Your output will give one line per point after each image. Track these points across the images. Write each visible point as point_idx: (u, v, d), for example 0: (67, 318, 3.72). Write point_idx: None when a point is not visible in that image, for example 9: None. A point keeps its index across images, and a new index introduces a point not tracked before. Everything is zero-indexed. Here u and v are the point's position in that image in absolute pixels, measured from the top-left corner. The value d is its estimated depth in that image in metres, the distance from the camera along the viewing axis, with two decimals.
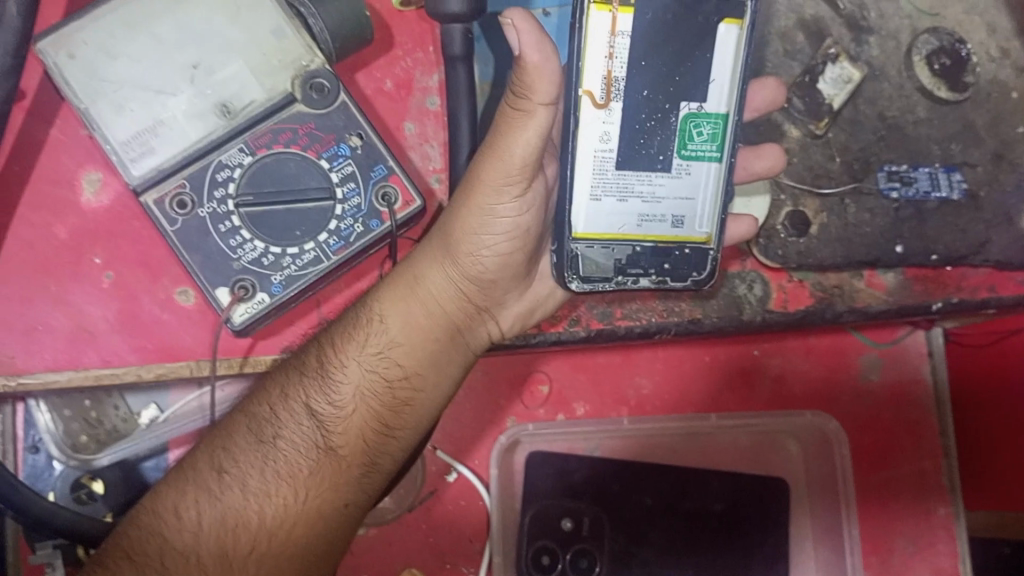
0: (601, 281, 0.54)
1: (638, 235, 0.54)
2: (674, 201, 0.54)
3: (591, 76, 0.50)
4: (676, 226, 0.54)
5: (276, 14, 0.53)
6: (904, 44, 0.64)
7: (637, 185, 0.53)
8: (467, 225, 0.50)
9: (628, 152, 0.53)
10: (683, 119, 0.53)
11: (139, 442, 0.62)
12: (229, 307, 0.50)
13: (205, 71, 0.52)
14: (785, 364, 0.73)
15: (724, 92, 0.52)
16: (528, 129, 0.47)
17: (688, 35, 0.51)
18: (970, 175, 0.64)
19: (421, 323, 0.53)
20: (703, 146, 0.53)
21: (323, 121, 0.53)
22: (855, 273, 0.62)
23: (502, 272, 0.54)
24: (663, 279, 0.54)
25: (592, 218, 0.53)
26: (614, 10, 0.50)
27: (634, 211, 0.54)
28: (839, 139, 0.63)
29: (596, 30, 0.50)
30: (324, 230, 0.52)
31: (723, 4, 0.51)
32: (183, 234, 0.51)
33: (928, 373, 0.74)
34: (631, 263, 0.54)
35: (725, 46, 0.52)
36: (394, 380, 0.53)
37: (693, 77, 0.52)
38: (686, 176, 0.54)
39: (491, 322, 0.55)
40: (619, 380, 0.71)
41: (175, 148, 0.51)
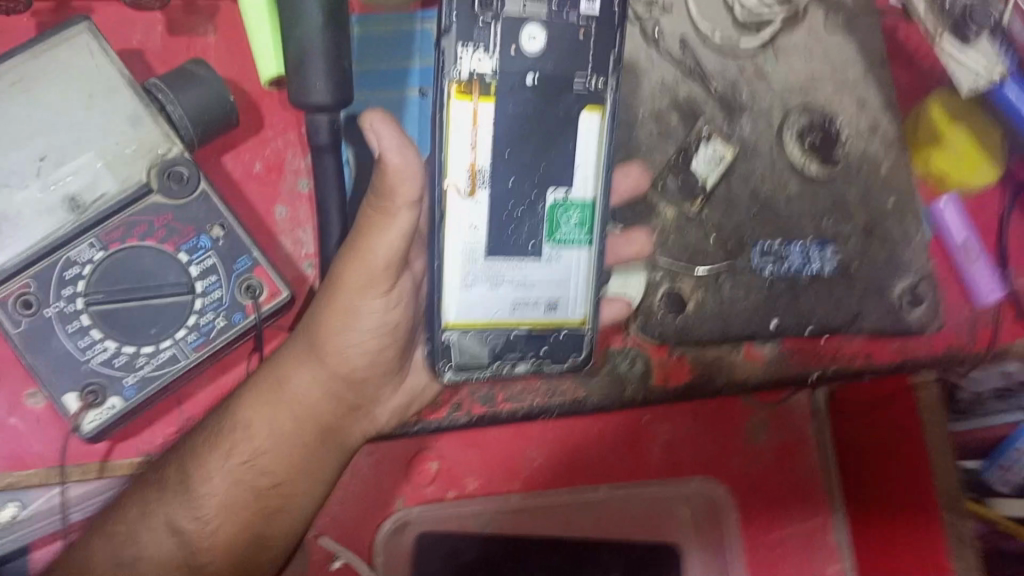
0: (476, 369, 0.53)
1: (512, 322, 0.53)
2: (547, 286, 0.54)
3: (455, 169, 0.50)
4: (550, 310, 0.54)
5: (136, 101, 0.50)
6: (776, 122, 0.66)
7: (509, 272, 0.53)
8: (330, 328, 0.50)
9: (497, 240, 0.52)
10: (551, 207, 0.53)
11: (20, 535, 0.56)
12: (77, 413, 0.48)
13: (55, 163, 0.49)
14: (671, 431, 0.72)
15: (590, 179, 0.53)
16: (391, 231, 0.47)
17: (549, 125, 0.52)
18: (841, 249, 0.66)
19: (289, 427, 0.53)
20: (573, 232, 0.54)
21: (182, 212, 0.51)
22: (733, 347, 0.64)
23: (369, 367, 0.54)
24: (541, 364, 0.54)
25: (465, 307, 0.52)
26: (475, 101, 0.50)
27: (507, 297, 0.53)
28: (713, 219, 0.63)
29: (458, 120, 0.50)
30: (181, 326, 0.50)
31: (584, 95, 0.52)
32: (28, 336, 0.48)
33: (814, 434, 0.75)
34: (507, 350, 0.53)
35: (588, 132, 0.52)
36: (261, 488, 0.53)
37: (560, 163, 0.52)
38: (556, 262, 0.54)
39: (365, 418, 0.56)
40: (509, 454, 0.69)
41: (23, 245, 0.48)
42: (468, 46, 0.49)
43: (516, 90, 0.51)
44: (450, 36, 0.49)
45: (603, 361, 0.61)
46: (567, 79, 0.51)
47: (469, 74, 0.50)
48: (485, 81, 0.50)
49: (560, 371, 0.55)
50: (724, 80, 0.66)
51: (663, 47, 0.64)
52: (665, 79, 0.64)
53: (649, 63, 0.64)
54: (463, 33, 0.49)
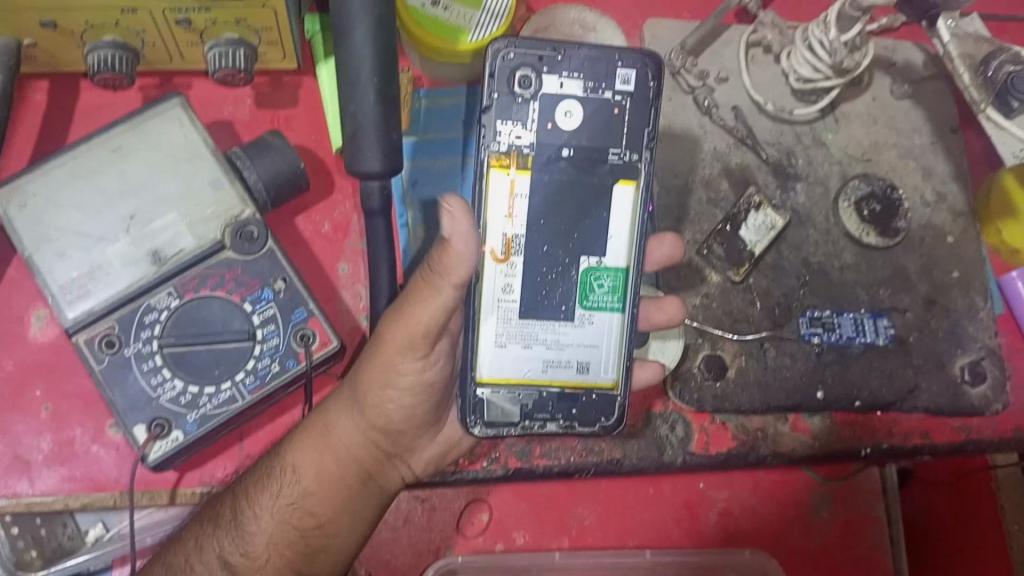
0: (506, 426, 0.55)
1: (544, 381, 0.56)
2: (578, 348, 0.56)
3: (491, 234, 0.54)
4: (582, 371, 0.56)
5: (215, 167, 0.57)
6: (832, 190, 0.67)
7: (541, 333, 0.55)
8: (372, 382, 0.53)
9: (530, 302, 0.55)
10: (583, 273, 0.55)
11: (96, 555, 0.63)
12: (144, 443, 0.54)
13: (141, 221, 0.55)
14: (731, 497, 0.71)
15: (623, 247, 0.55)
16: (436, 306, 0.50)
17: (582, 197, 0.54)
18: (898, 320, 0.65)
19: (333, 471, 0.56)
20: (604, 297, 0.56)
21: (249, 266, 0.57)
22: (778, 417, 0.64)
23: (406, 421, 0.56)
24: (571, 424, 0.56)
25: (497, 364, 0.55)
26: (512, 173, 0.53)
27: (539, 357, 0.55)
28: (760, 284, 0.64)
29: (497, 190, 0.53)
30: (240, 369, 0.55)
31: (618, 166, 0.54)
32: (108, 371, 0.54)
33: (881, 511, 0.72)
34: (537, 409, 0.55)
35: (621, 205, 0.55)
36: (306, 528, 0.55)
37: (591, 234, 0.55)
38: (588, 325, 0.56)
39: (402, 466, 0.59)
40: (560, 512, 0.69)
41: (110, 292, 0.55)
42: (505, 121, 0.53)
43: (551, 163, 0.54)
44: (490, 112, 0.53)
45: (643, 422, 0.63)
46: (602, 153, 0.54)
47: (505, 146, 0.53)
48: (523, 154, 0.53)
49: (590, 433, 0.57)
50: (779, 148, 0.67)
51: (716, 117, 0.66)
52: (717, 148, 0.66)
53: (701, 131, 0.66)
54: (503, 109, 0.53)
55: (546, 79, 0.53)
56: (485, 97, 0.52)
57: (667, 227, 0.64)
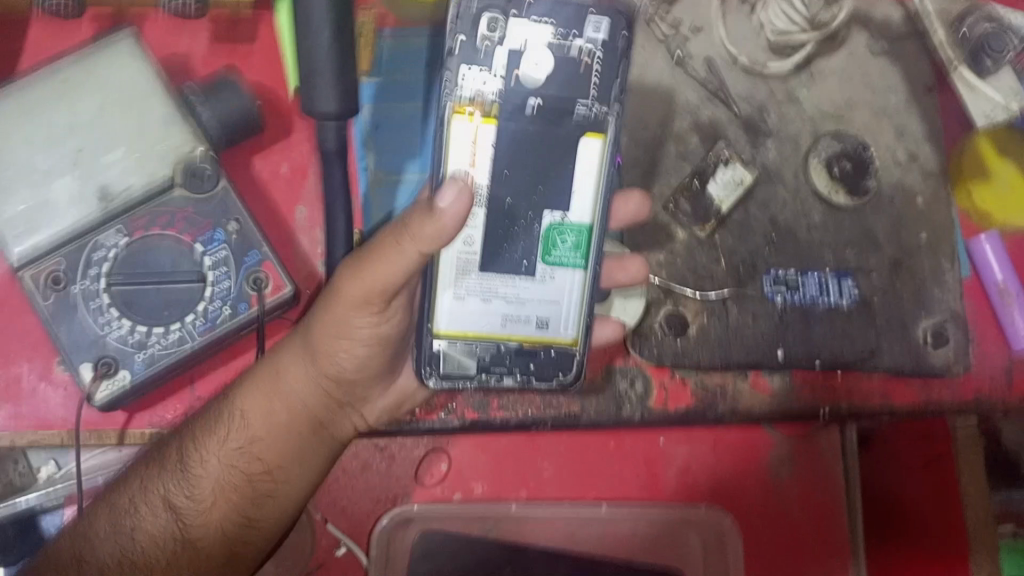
0: (461, 378, 0.55)
1: (502, 335, 0.55)
2: (538, 304, 0.55)
3: None
4: (541, 328, 0.55)
5: (166, 102, 0.55)
6: (803, 147, 0.66)
7: (501, 287, 0.54)
8: (324, 332, 0.52)
9: (491, 255, 0.54)
10: (546, 228, 0.54)
11: (45, 493, 0.61)
12: (91, 383, 0.53)
13: (90, 155, 0.54)
14: (691, 454, 0.69)
15: (588, 204, 0.54)
16: (401, 267, 0.47)
17: (548, 150, 0.53)
18: (863, 281, 0.65)
19: (283, 420, 0.55)
20: (567, 253, 0.55)
21: (202, 206, 0.56)
22: (739, 375, 0.64)
23: (359, 372, 0.55)
24: (528, 379, 0.55)
25: (455, 317, 0.54)
26: (477, 121, 0.52)
27: (498, 311, 0.54)
28: (726, 242, 0.63)
29: (459, 137, 0.52)
30: (191, 311, 0.54)
31: (586, 119, 0.53)
32: (54, 308, 0.53)
33: (842, 475, 0.70)
34: (494, 363, 0.55)
35: (588, 159, 0.53)
36: (254, 473, 0.55)
37: (556, 189, 0.54)
38: (549, 281, 0.55)
39: (355, 415, 0.58)
40: (519, 464, 0.67)
41: (57, 228, 0.53)
42: (470, 66, 0.51)
43: (516, 112, 0.52)
44: (455, 56, 0.51)
45: (603, 377, 0.62)
46: (570, 104, 0.52)
47: (469, 91, 0.51)
48: (488, 102, 0.51)
49: (547, 388, 0.56)
50: (751, 103, 0.66)
51: (688, 68, 0.65)
52: (688, 101, 0.65)
53: (673, 83, 0.64)
54: (468, 54, 0.51)
55: (514, 24, 0.51)
56: (450, 39, 0.50)
57: (634, 180, 0.63)
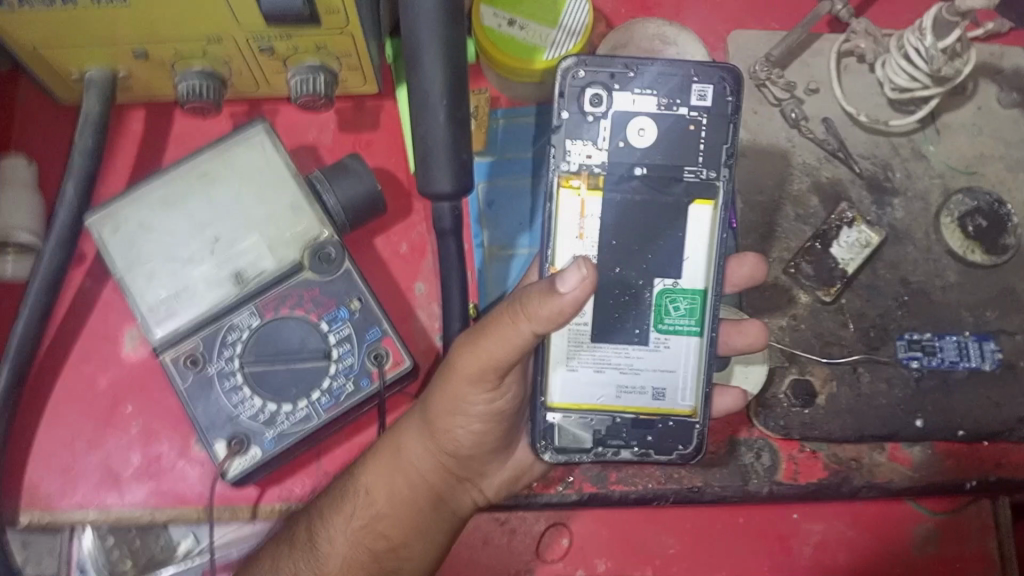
0: (578, 452, 0.54)
1: (618, 407, 0.54)
2: (653, 373, 0.54)
3: (560, 255, 0.52)
4: (657, 398, 0.54)
5: (295, 190, 0.58)
6: (933, 205, 0.63)
7: (614, 357, 0.53)
8: (442, 408, 0.52)
9: (604, 326, 0.53)
10: (658, 295, 0.53)
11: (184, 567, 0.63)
12: (225, 460, 0.55)
13: (225, 243, 0.57)
14: (827, 530, 0.64)
15: (699, 270, 0.53)
16: (513, 342, 0.47)
17: (656, 215, 0.52)
18: (1006, 343, 0.61)
19: (406, 495, 0.55)
20: (681, 320, 0.53)
21: (328, 287, 0.58)
22: (874, 446, 0.60)
23: (477, 446, 0.56)
24: (646, 452, 0.54)
25: (569, 389, 0.53)
26: (585, 194, 0.52)
27: (611, 382, 0.54)
28: (853, 305, 0.61)
29: (567, 210, 0.52)
30: (316, 388, 0.56)
31: (694, 185, 0.52)
32: (192, 389, 0.56)
33: (996, 548, 0.65)
34: (610, 435, 0.54)
35: (697, 225, 0.53)
36: (379, 550, 0.55)
37: (666, 255, 0.53)
38: (664, 349, 0.54)
39: (473, 490, 0.58)
40: (642, 538, 0.64)
41: (195, 313, 0.56)
42: (574, 140, 0.52)
43: (623, 183, 0.52)
44: (560, 133, 0.52)
45: (727, 450, 0.60)
46: (678, 171, 0.52)
47: (575, 166, 0.52)
48: (594, 174, 0.52)
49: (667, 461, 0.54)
50: (873, 162, 0.63)
51: (805, 130, 0.63)
52: (807, 162, 0.63)
53: (789, 145, 0.63)
54: (573, 129, 0.52)
55: (617, 97, 0.51)
56: (555, 116, 0.52)
57: (752, 244, 0.62)
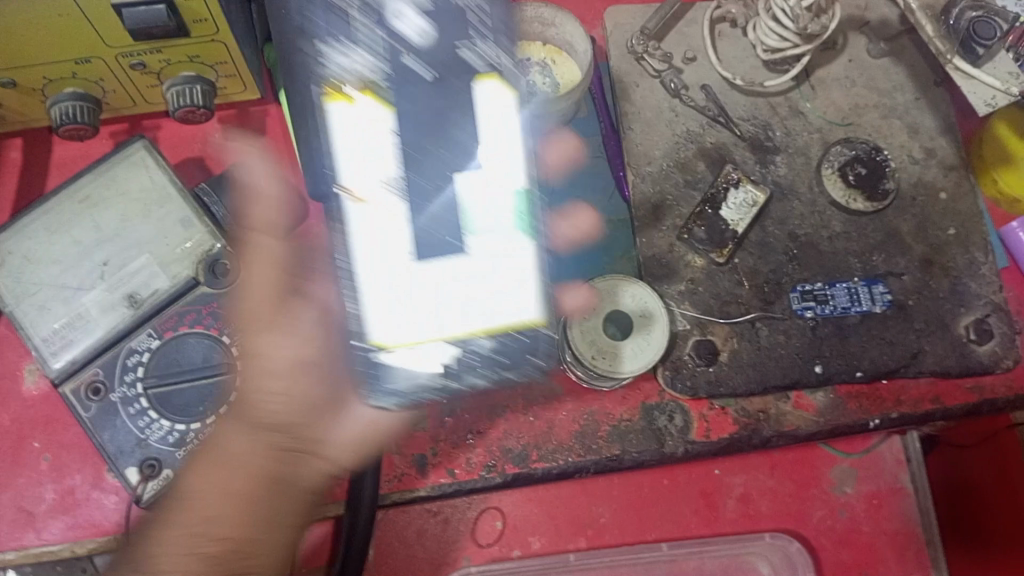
0: (425, 390, 0.47)
1: (456, 334, 0.44)
2: (483, 288, 0.44)
3: (351, 177, 0.42)
4: (494, 314, 0.44)
5: (185, 206, 0.57)
6: (814, 159, 0.65)
7: (432, 275, 0.43)
8: (246, 374, 0.49)
9: (413, 232, 0.43)
10: (463, 194, 0.43)
11: None
12: (137, 485, 0.54)
13: (116, 266, 0.56)
14: (749, 482, 0.66)
15: (510, 164, 0.44)
16: (264, 253, 0.50)
17: (438, 106, 0.43)
18: (895, 284, 0.63)
19: (238, 482, 0.44)
20: (498, 220, 0.44)
21: (225, 299, 0.57)
22: (780, 396, 0.62)
23: (298, 406, 0.47)
24: (498, 373, 0.47)
25: (389, 326, 0.43)
26: (356, 98, 0.42)
27: (435, 305, 0.43)
28: (747, 264, 0.63)
29: (347, 126, 0.42)
30: (225, 403, 0.55)
31: (477, 61, 0.43)
32: (97, 418, 0.55)
33: (907, 481, 0.67)
34: (458, 365, 0.45)
35: (492, 103, 0.43)
36: (223, 556, 0.43)
37: (466, 152, 0.43)
38: (484, 256, 0.44)
39: (316, 460, 0.48)
40: (573, 511, 0.65)
41: (92, 340, 0.55)
42: (332, 45, 0.43)
43: (406, 82, 0.43)
44: (323, 43, 0.43)
45: (641, 415, 0.62)
46: None
47: (350, 73, 0.43)
48: (368, 78, 0.42)
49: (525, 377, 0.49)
50: (755, 123, 0.66)
51: (687, 98, 0.65)
52: (690, 129, 0.65)
53: (673, 114, 0.65)
54: (332, 34, 0.44)
55: None
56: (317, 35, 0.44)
57: (645, 215, 0.63)
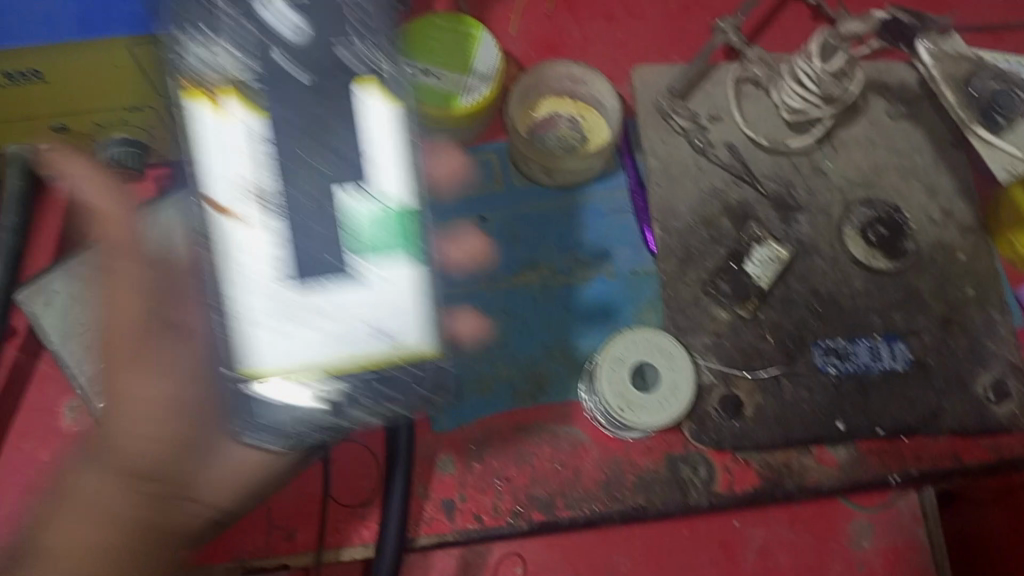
0: (294, 429, 0.44)
1: (332, 361, 0.41)
2: (365, 310, 0.41)
3: (214, 182, 0.40)
4: (388, 340, 0.41)
5: None
6: (837, 218, 0.67)
7: (316, 301, 0.41)
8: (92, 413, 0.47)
9: (291, 253, 0.40)
10: (345, 212, 0.41)
11: None
12: None
13: None
14: (768, 534, 0.66)
15: (395, 175, 0.41)
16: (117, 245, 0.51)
17: (325, 103, 0.40)
18: (914, 343, 0.65)
19: (102, 536, 0.45)
20: (379, 233, 0.41)
21: None
22: (802, 449, 0.63)
23: (163, 454, 0.48)
24: (390, 416, 0.44)
25: (264, 351, 0.41)
26: (217, 100, 0.39)
27: (315, 335, 0.41)
28: (771, 318, 0.64)
29: (204, 133, 0.39)
30: None
31: (350, 60, 0.40)
32: None
33: (923, 537, 0.66)
34: (338, 399, 0.42)
35: (375, 118, 0.41)
36: None
37: (337, 113, 0.40)
38: (372, 279, 0.41)
39: (189, 502, 0.50)
40: (593, 561, 0.64)
41: None
42: (192, 39, 0.39)
43: (281, 83, 0.40)
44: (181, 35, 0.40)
45: (666, 466, 0.63)
46: None
47: (212, 71, 0.39)
48: (224, 75, 0.39)
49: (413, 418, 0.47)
50: (779, 182, 0.67)
51: (712, 156, 0.67)
52: (716, 186, 0.67)
53: (698, 170, 0.67)
54: (202, 19, 0.40)
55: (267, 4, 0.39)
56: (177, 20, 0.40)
57: (671, 269, 0.65)
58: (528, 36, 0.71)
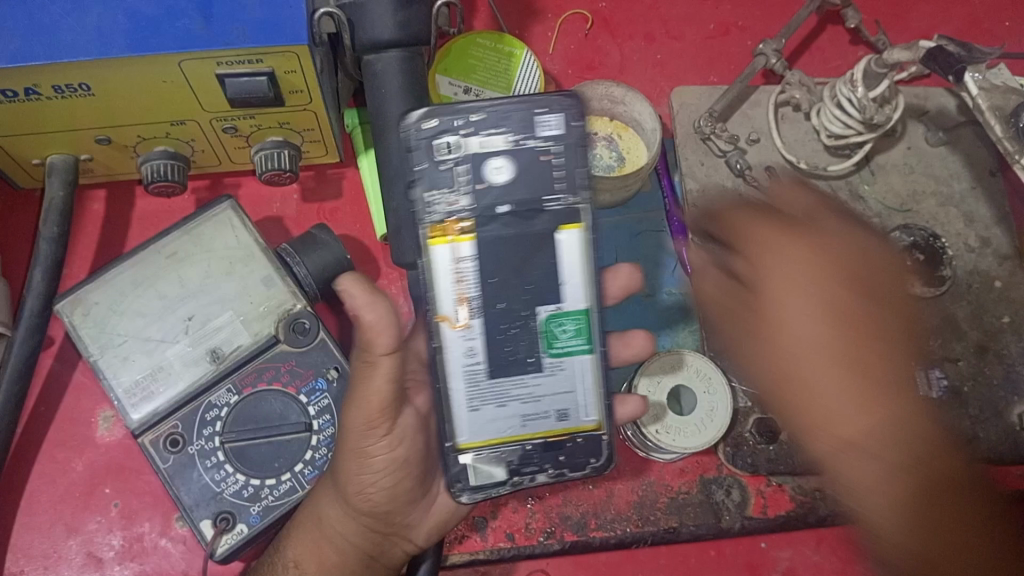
0: (494, 486, 0.51)
1: (525, 435, 0.51)
2: (553, 398, 0.51)
3: (444, 301, 0.49)
4: (562, 419, 0.51)
5: (267, 266, 0.59)
6: (874, 243, 0.67)
7: (513, 390, 0.51)
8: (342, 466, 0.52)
9: (496, 360, 0.50)
10: (544, 322, 0.50)
11: None
12: (212, 539, 0.55)
13: (200, 321, 0.58)
14: (795, 557, 0.64)
15: (579, 289, 0.50)
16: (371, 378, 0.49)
17: (518, 245, 0.49)
18: (951, 370, 0.65)
19: (334, 561, 0.55)
20: (571, 341, 0.51)
21: (304, 358, 0.59)
22: None
23: (391, 500, 0.54)
24: (561, 472, 0.52)
25: (474, 429, 0.50)
26: (451, 241, 0.49)
27: (514, 414, 0.51)
28: None
29: (440, 266, 0.49)
30: (300, 460, 0.57)
31: (560, 212, 0.49)
32: (172, 470, 0.56)
33: None
34: (523, 463, 0.51)
35: (569, 253, 0.50)
36: None
37: (540, 262, 0.50)
38: (559, 373, 0.51)
39: (401, 541, 0.56)
40: None
41: (172, 394, 0.57)
42: (436, 190, 0.49)
43: (495, 243, 0.49)
44: (419, 185, 0.49)
45: (700, 486, 0.63)
46: None
47: (447, 215, 0.49)
48: (460, 221, 0.49)
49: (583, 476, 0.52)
50: None
51: (750, 178, 0.68)
52: None
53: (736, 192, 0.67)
54: (430, 180, 0.49)
55: (467, 141, 0.48)
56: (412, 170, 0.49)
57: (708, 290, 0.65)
58: (568, 54, 0.72)
